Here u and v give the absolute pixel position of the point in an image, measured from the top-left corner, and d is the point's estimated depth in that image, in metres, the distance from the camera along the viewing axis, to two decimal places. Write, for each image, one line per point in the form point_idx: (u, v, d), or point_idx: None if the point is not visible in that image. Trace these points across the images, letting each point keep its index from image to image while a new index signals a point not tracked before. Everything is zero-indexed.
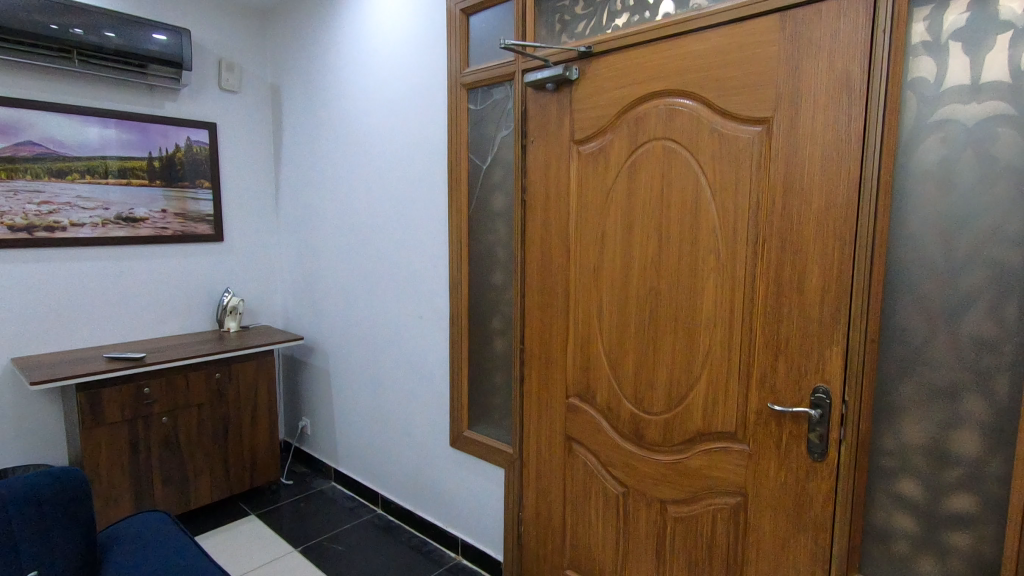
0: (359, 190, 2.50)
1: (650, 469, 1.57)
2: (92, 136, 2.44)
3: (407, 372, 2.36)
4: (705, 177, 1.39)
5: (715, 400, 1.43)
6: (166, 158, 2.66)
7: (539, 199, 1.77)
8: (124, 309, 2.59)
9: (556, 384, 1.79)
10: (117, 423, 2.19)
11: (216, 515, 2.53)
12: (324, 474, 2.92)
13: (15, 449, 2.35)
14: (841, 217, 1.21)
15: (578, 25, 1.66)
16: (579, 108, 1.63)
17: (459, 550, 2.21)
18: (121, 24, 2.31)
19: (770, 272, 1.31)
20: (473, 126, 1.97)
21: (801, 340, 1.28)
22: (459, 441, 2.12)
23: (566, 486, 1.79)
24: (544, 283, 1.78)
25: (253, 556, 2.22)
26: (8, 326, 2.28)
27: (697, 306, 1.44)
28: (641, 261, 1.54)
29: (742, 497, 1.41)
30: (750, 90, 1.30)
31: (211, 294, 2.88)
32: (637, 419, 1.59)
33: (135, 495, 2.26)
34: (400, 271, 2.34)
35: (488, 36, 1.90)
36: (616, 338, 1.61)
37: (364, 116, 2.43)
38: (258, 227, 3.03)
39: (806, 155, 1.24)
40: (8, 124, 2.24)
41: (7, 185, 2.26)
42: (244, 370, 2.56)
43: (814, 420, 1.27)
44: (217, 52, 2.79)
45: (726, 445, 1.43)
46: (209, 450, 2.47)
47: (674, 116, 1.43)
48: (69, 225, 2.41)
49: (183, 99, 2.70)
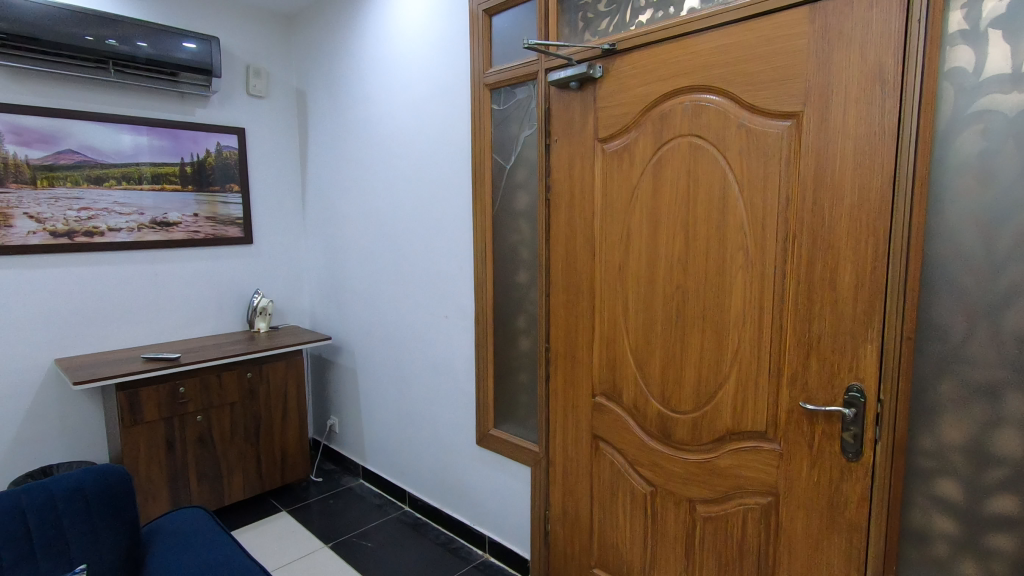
0: (384, 190, 2.53)
1: (678, 468, 1.56)
2: (127, 144, 2.52)
3: (434, 371, 2.38)
4: (733, 172, 1.38)
5: (744, 399, 1.42)
6: (198, 163, 2.73)
7: (563, 199, 1.77)
8: (160, 311, 2.67)
9: (582, 382, 1.79)
10: (154, 421, 2.26)
11: (249, 511, 2.60)
12: (352, 471, 2.97)
13: (59, 446, 2.44)
14: (875, 212, 1.18)
15: (602, 23, 1.65)
16: (603, 106, 1.62)
17: (486, 547, 2.22)
18: (152, 34, 2.38)
19: (800, 269, 1.29)
20: (496, 127, 1.98)
21: (833, 338, 1.26)
22: (485, 440, 2.14)
23: (593, 485, 1.79)
24: (568, 282, 1.78)
25: (285, 552, 2.27)
26: (51, 327, 2.38)
27: (725, 304, 1.43)
28: (668, 260, 1.52)
29: (773, 497, 1.39)
30: (779, 84, 1.28)
31: (241, 295, 2.95)
32: (664, 418, 1.58)
33: (172, 491, 2.33)
34: (425, 270, 2.36)
35: (511, 36, 1.91)
36: (642, 337, 1.61)
37: (389, 119, 2.46)
38: (286, 229, 3.09)
39: (838, 149, 1.22)
40: (49, 134, 2.32)
41: (49, 192, 2.34)
42: (274, 370, 2.62)
43: (848, 419, 1.25)
44: (245, 59, 2.86)
45: (756, 445, 1.41)
46: (242, 448, 2.53)
47: (701, 112, 1.41)
48: (107, 230, 2.49)
49: (213, 105, 2.77)
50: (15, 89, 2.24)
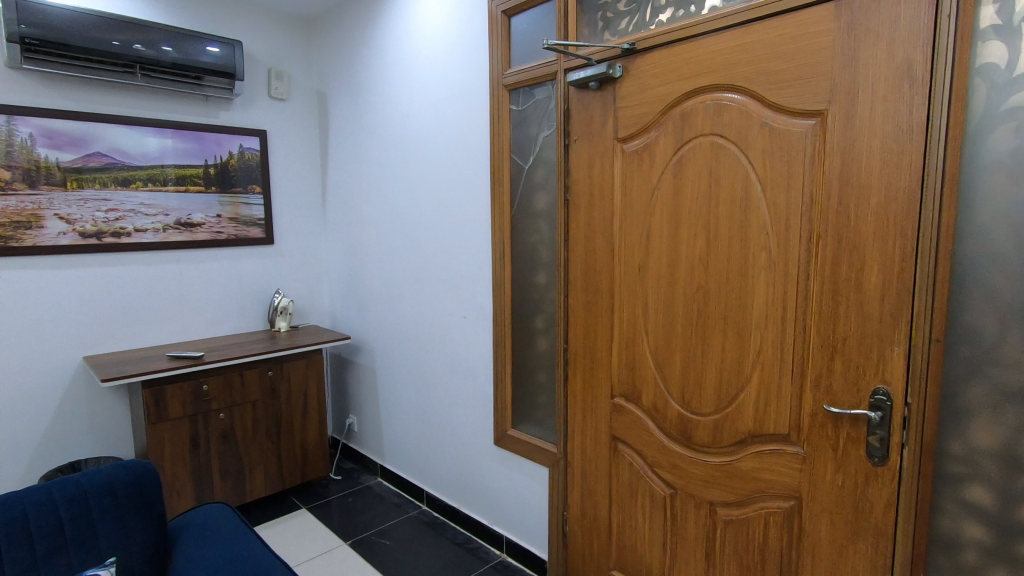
0: (403, 191, 2.55)
1: (699, 471, 1.55)
2: (152, 146, 2.57)
3: (452, 371, 2.39)
4: (755, 172, 1.36)
5: (767, 401, 1.40)
6: (221, 165, 2.78)
7: (582, 199, 1.76)
8: (184, 310, 2.72)
9: (601, 382, 1.78)
10: (179, 418, 2.30)
11: (270, 508, 2.63)
12: (371, 470, 3.00)
13: (87, 442, 2.50)
14: (903, 211, 1.16)
15: (621, 22, 1.64)
16: (623, 105, 1.62)
17: (504, 547, 2.23)
18: (177, 39, 2.43)
19: (825, 270, 1.27)
20: (515, 127, 1.98)
21: (859, 340, 1.24)
22: (504, 440, 2.14)
23: (611, 486, 1.78)
24: (587, 283, 1.78)
25: (306, 549, 2.30)
26: (80, 325, 2.43)
27: (747, 305, 1.41)
28: (689, 260, 1.51)
29: (796, 501, 1.37)
30: (804, 82, 1.26)
31: (263, 295, 2.99)
32: (684, 419, 1.57)
33: (195, 487, 2.37)
34: (444, 270, 2.37)
35: (530, 37, 1.91)
36: (663, 338, 1.60)
37: (408, 120, 2.48)
38: (306, 229, 3.13)
39: (864, 148, 1.20)
40: (79, 137, 2.38)
41: (78, 194, 2.40)
42: (294, 369, 2.65)
43: (874, 423, 1.22)
44: (267, 62, 2.90)
45: (779, 447, 1.39)
46: (263, 445, 2.57)
47: (723, 112, 1.40)
48: (133, 231, 2.55)
49: (236, 108, 2.82)
50: (47, 93, 2.30)
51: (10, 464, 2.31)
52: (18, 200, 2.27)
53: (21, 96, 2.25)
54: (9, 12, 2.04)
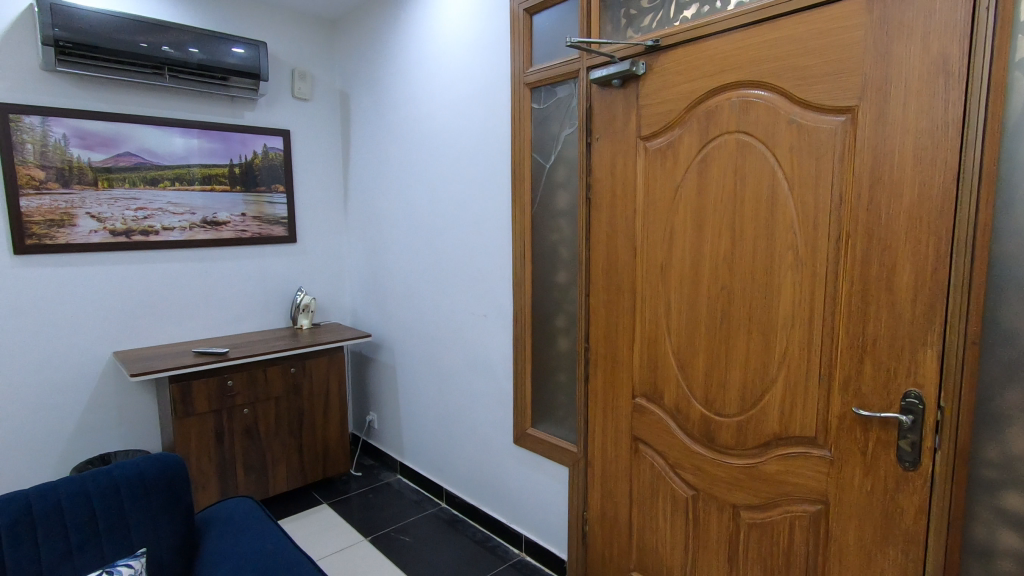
0: (424, 189, 2.56)
1: (722, 473, 1.53)
2: (180, 146, 2.62)
3: (472, 369, 2.40)
4: (782, 170, 1.34)
5: (793, 404, 1.37)
6: (245, 165, 2.82)
7: (604, 197, 1.75)
8: (209, 307, 2.77)
9: (622, 382, 1.77)
10: (205, 413, 2.34)
11: (292, 502, 2.67)
12: (390, 466, 3.02)
13: (116, 435, 2.56)
14: (936, 210, 1.13)
15: (645, 19, 1.63)
16: (647, 103, 1.60)
17: (523, 546, 2.22)
18: (203, 41, 2.47)
19: (855, 270, 1.25)
20: (536, 126, 1.98)
21: (890, 342, 1.21)
22: (523, 439, 2.14)
23: (632, 487, 1.77)
24: (609, 282, 1.77)
25: (328, 544, 2.32)
26: (110, 321, 2.49)
27: (773, 305, 1.39)
28: (713, 259, 1.49)
29: (822, 505, 1.35)
30: (834, 77, 1.24)
31: (286, 293, 3.03)
32: (708, 420, 1.55)
33: (220, 480, 2.42)
34: (464, 269, 2.38)
35: (552, 35, 1.90)
36: (686, 338, 1.58)
37: (430, 119, 2.48)
38: (328, 228, 3.16)
39: (897, 145, 1.17)
40: (109, 138, 2.44)
41: (109, 193, 2.46)
42: (316, 365, 2.68)
43: (905, 427, 1.19)
44: (291, 62, 2.94)
45: (805, 451, 1.37)
46: (285, 441, 2.60)
47: (749, 108, 1.38)
48: (161, 229, 2.60)
49: (261, 108, 2.86)
50: (79, 95, 2.36)
51: (43, 455, 2.38)
52: (51, 199, 2.33)
53: (55, 98, 2.31)
54: (44, 16, 2.10)
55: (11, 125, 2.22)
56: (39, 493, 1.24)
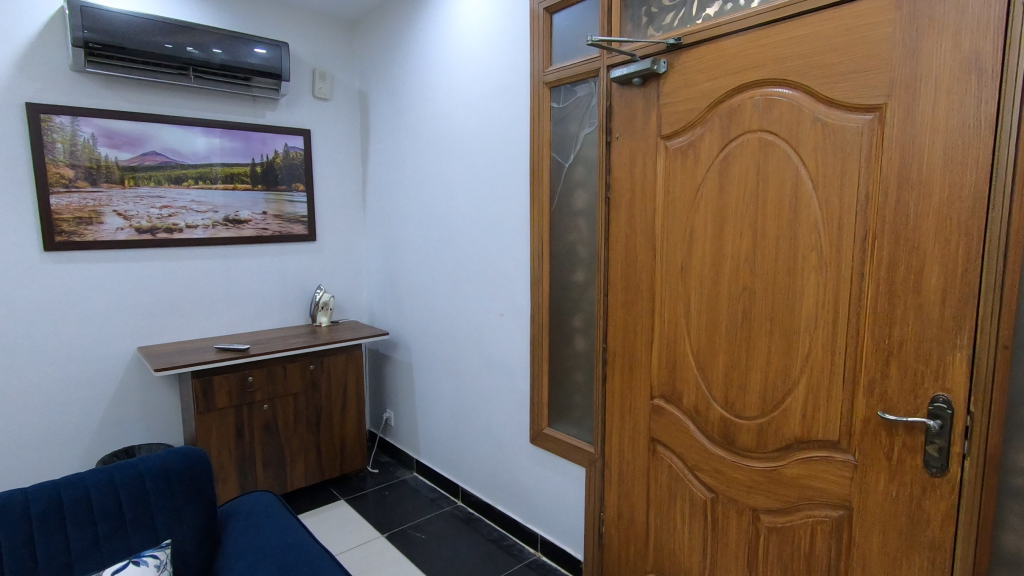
0: (442, 189, 2.57)
1: (741, 476, 1.51)
2: (203, 145, 2.67)
3: (489, 368, 2.40)
4: (807, 169, 1.32)
5: (815, 406, 1.35)
6: (267, 164, 2.86)
7: (623, 196, 1.74)
8: (231, 304, 2.81)
9: (640, 382, 1.76)
10: (225, 408, 2.38)
11: (310, 498, 2.70)
12: (406, 464, 3.04)
13: (140, 428, 2.61)
14: (967, 211, 1.10)
15: (666, 17, 1.61)
16: (667, 102, 1.59)
17: (538, 546, 2.22)
18: (226, 41, 2.50)
19: (881, 271, 1.22)
20: (555, 125, 1.97)
21: (917, 345, 1.18)
22: (540, 438, 2.14)
23: (650, 488, 1.76)
24: (628, 282, 1.76)
25: (345, 539, 2.35)
26: (134, 316, 2.54)
27: (796, 307, 1.37)
28: (733, 260, 1.48)
29: (846, 510, 1.33)
30: (861, 75, 1.21)
31: (305, 291, 3.07)
32: (727, 423, 1.53)
33: (240, 475, 2.45)
34: (482, 267, 2.39)
35: (572, 34, 1.90)
36: (705, 340, 1.56)
37: (448, 118, 2.49)
38: (347, 226, 3.19)
39: (926, 143, 1.14)
40: (135, 137, 2.49)
41: (135, 192, 2.51)
42: (335, 362, 2.71)
43: (932, 432, 1.17)
44: (311, 63, 2.97)
45: (828, 455, 1.34)
46: (304, 437, 2.63)
47: (772, 107, 1.36)
48: (185, 227, 2.65)
49: (282, 108, 2.89)
50: (106, 95, 2.42)
51: (70, 448, 2.44)
52: (80, 198, 2.39)
53: (84, 98, 2.37)
54: (74, 18, 2.15)
55: (43, 125, 2.28)
56: (68, 483, 1.28)
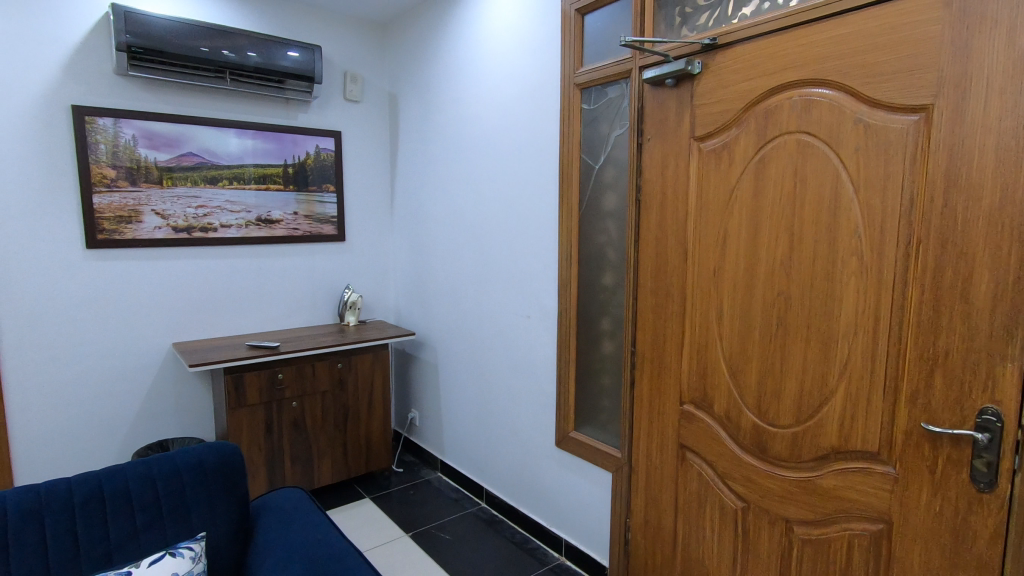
0: (470, 189, 2.58)
1: (774, 485, 1.47)
2: (237, 146, 2.72)
3: (515, 370, 2.40)
4: (847, 171, 1.28)
5: (853, 416, 1.31)
6: (298, 165, 2.91)
7: (654, 198, 1.72)
8: (262, 302, 2.87)
9: (669, 388, 1.73)
10: (256, 404, 2.43)
11: (336, 495, 2.73)
12: (430, 463, 3.05)
13: (174, 423, 2.67)
14: (1020, 215, 1.06)
15: (701, 17, 1.59)
16: (702, 103, 1.56)
17: (563, 550, 2.20)
18: (261, 44, 2.55)
19: (926, 278, 1.18)
20: (585, 127, 1.96)
21: (963, 355, 1.14)
22: (566, 442, 2.13)
23: (678, 495, 1.73)
24: (658, 285, 1.73)
25: (370, 537, 2.37)
26: (169, 313, 2.61)
27: (834, 313, 1.33)
28: (769, 264, 1.44)
29: (885, 524, 1.28)
30: (907, 74, 1.17)
31: (334, 290, 3.11)
32: (760, 431, 1.50)
33: (269, 470, 2.49)
34: (509, 269, 2.38)
35: (603, 35, 1.88)
36: (738, 345, 1.53)
37: (478, 120, 2.50)
38: (375, 227, 3.22)
39: (976, 145, 1.10)
40: (173, 139, 2.56)
41: (172, 191, 2.58)
42: (362, 361, 2.73)
43: (980, 445, 1.12)
44: (343, 65, 3.01)
45: (866, 466, 1.30)
46: (331, 434, 2.67)
47: (811, 107, 1.33)
48: (219, 227, 2.71)
49: (314, 110, 2.94)
50: (147, 98, 2.49)
51: (108, 439, 2.51)
52: (121, 197, 2.46)
53: (125, 100, 2.44)
54: (118, 23, 2.22)
55: (87, 126, 2.35)
56: (108, 474, 1.31)
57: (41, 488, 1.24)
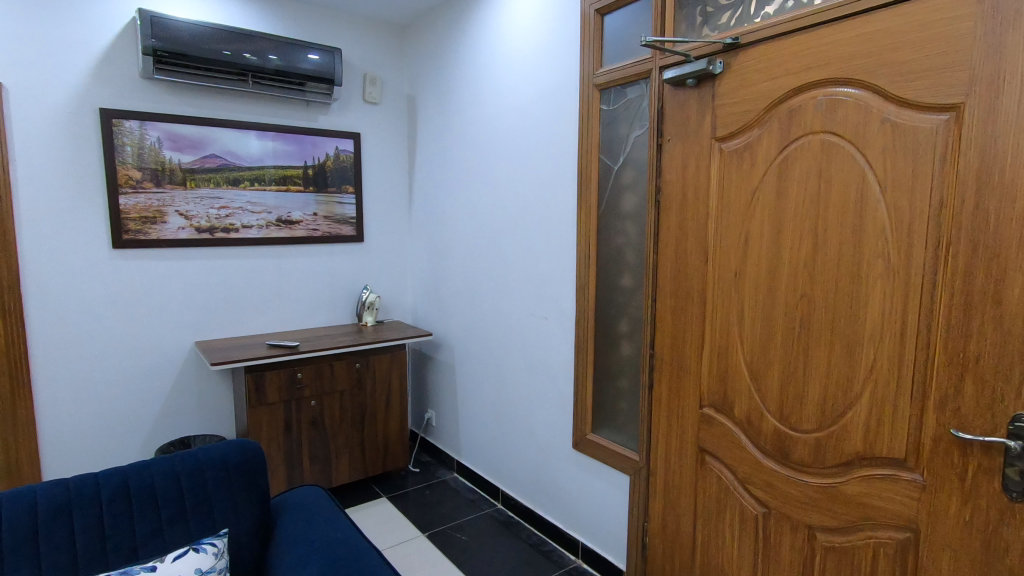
0: (488, 190, 2.58)
1: (797, 491, 1.45)
2: (258, 148, 2.76)
3: (532, 372, 2.39)
4: (874, 171, 1.26)
5: (879, 421, 1.28)
6: (318, 166, 2.94)
7: (674, 199, 1.70)
8: (282, 302, 2.90)
9: (689, 391, 1.71)
10: (276, 402, 2.45)
11: (353, 494, 2.75)
12: (446, 464, 3.06)
13: (195, 420, 2.71)
14: None
15: (722, 17, 1.57)
16: (723, 103, 1.55)
17: (579, 553, 2.19)
18: (282, 47, 2.58)
19: (956, 281, 1.15)
20: (605, 127, 1.95)
21: (995, 359, 1.11)
22: (583, 444, 2.11)
23: (697, 500, 1.71)
24: (677, 287, 1.72)
25: (387, 536, 2.38)
26: (192, 312, 2.65)
27: (859, 316, 1.30)
28: (792, 266, 1.42)
29: (912, 533, 1.25)
30: (937, 73, 1.15)
31: (352, 291, 3.13)
32: (782, 435, 1.48)
33: (288, 468, 2.52)
34: (526, 269, 2.38)
35: (623, 35, 1.88)
36: (759, 348, 1.51)
37: (496, 120, 2.50)
38: (393, 228, 3.25)
39: (1009, 144, 1.07)
40: (197, 141, 2.60)
41: (195, 193, 2.62)
42: (380, 361, 2.75)
43: (1012, 453, 1.09)
44: (363, 68, 3.04)
45: (892, 473, 1.27)
46: (348, 433, 2.69)
47: (836, 107, 1.31)
48: (240, 227, 2.75)
49: (333, 112, 2.97)
50: (172, 101, 2.54)
51: (132, 435, 2.56)
52: (146, 198, 2.51)
53: (151, 103, 2.49)
54: (144, 28, 2.27)
55: (114, 129, 2.40)
56: (133, 470, 1.34)
57: (70, 482, 1.26)
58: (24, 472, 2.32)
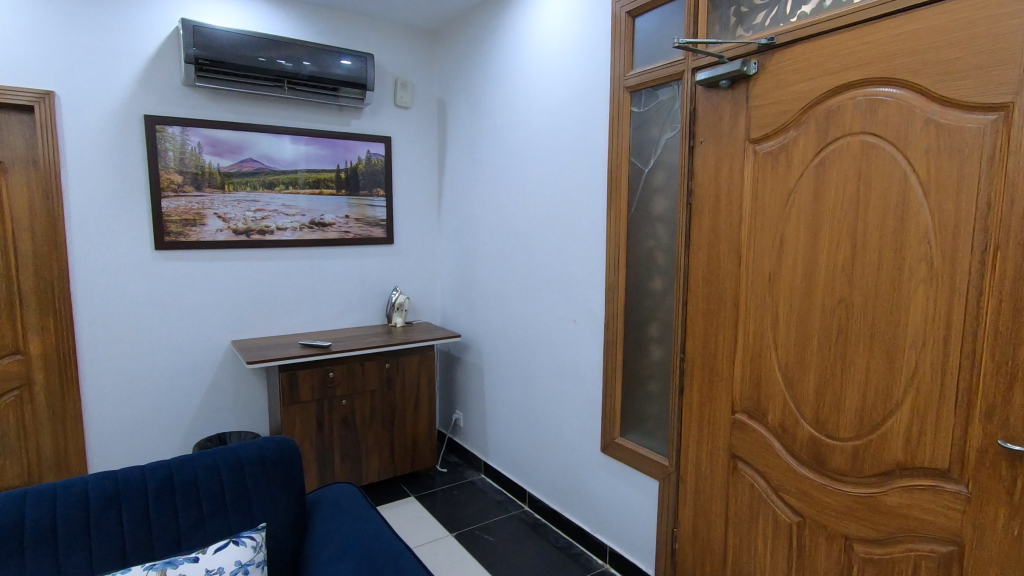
0: (517, 193, 2.60)
1: (833, 501, 1.42)
2: (293, 152, 2.83)
3: (560, 374, 2.39)
4: (916, 173, 1.22)
5: (921, 430, 1.25)
6: (350, 170, 2.99)
7: (707, 202, 1.69)
8: (314, 303, 2.96)
9: (720, 396, 1.69)
10: (308, 401, 2.51)
11: (383, 492, 2.79)
12: (474, 465, 3.08)
13: (231, 417, 2.79)
14: None
15: (757, 17, 1.55)
16: (758, 105, 1.53)
17: (607, 557, 2.17)
18: (315, 54, 2.64)
19: (1005, 287, 1.11)
20: (635, 129, 1.95)
21: None
22: (611, 448, 2.10)
23: (728, 507, 1.69)
24: (710, 290, 1.70)
25: (416, 534, 2.41)
26: (229, 311, 2.73)
27: (900, 322, 1.27)
28: (829, 270, 1.39)
29: (956, 547, 1.21)
30: (984, 71, 1.11)
31: (382, 292, 3.18)
32: (818, 443, 1.45)
33: (319, 465, 2.57)
34: (555, 272, 2.38)
35: (655, 37, 1.87)
36: (794, 354, 1.49)
37: (526, 123, 2.51)
38: (423, 231, 3.28)
39: None
40: (235, 145, 2.68)
41: (233, 196, 2.70)
42: (409, 361, 2.79)
43: None
44: (394, 72, 3.08)
45: (935, 484, 1.23)
46: (378, 432, 2.73)
47: (876, 107, 1.28)
48: (275, 230, 2.82)
49: (365, 116, 3.03)
50: (212, 107, 2.62)
51: (172, 430, 2.65)
52: (187, 201, 2.59)
53: (192, 109, 2.58)
54: (187, 37, 2.35)
55: (158, 135, 2.50)
56: (178, 464, 1.38)
57: (119, 474, 1.32)
58: (72, 463, 2.43)
